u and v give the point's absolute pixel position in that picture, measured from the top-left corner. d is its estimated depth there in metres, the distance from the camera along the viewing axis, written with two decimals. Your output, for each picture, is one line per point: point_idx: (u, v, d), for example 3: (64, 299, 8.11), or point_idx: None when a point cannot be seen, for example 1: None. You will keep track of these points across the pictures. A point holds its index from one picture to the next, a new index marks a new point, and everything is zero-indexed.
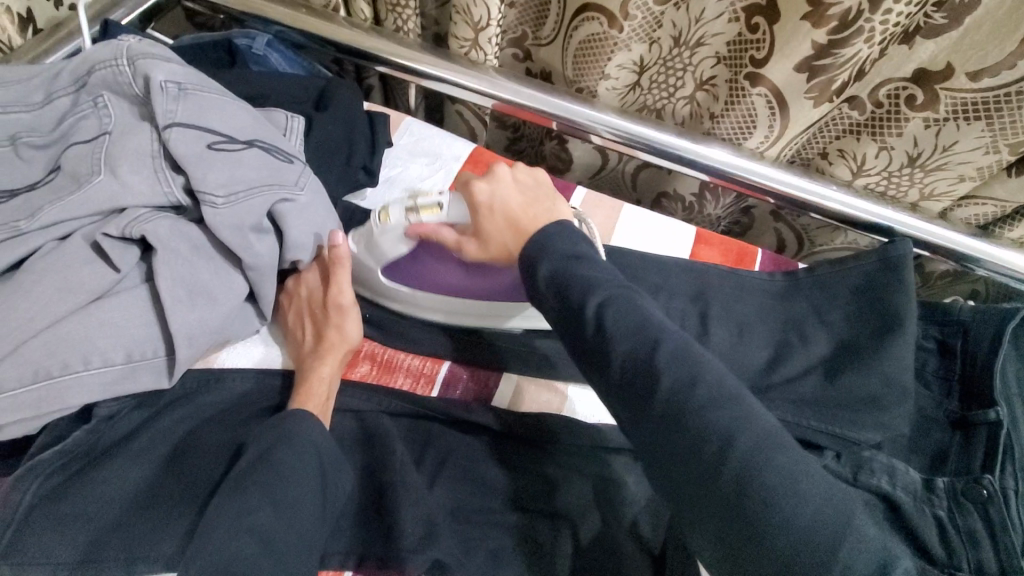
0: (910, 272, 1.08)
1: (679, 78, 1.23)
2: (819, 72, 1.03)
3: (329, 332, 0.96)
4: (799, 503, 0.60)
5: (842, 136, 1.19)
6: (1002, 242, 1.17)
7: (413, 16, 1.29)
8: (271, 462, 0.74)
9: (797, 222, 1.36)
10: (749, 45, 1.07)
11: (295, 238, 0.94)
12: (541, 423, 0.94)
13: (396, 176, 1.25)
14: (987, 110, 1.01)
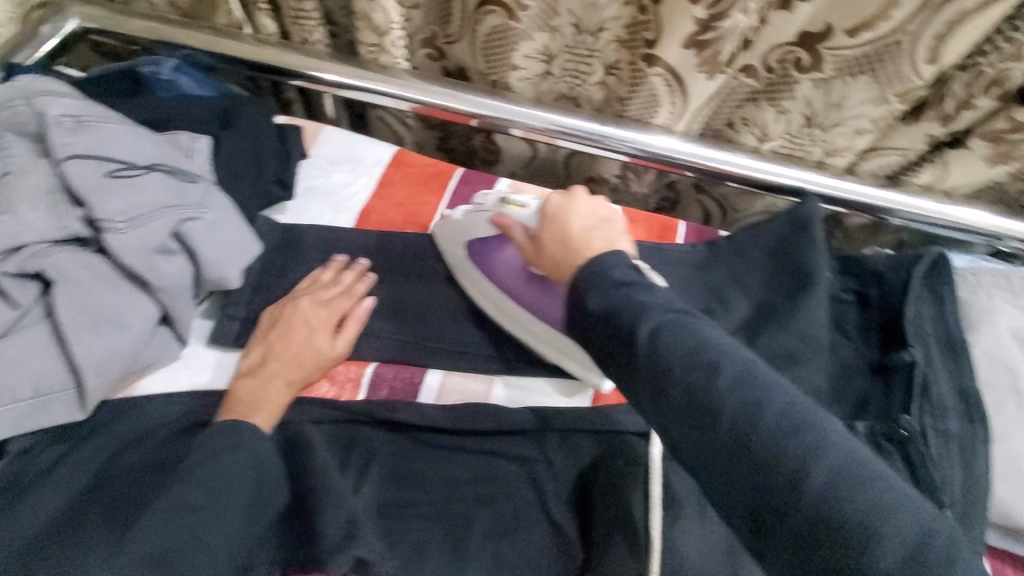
0: (818, 228, 1.10)
1: (588, 65, 1.21)
2: (706, 46, 1.03)
3: (302, 338, 0.98)
4: (879, 511, 0.53)
5: (744, 104, 1.20)
6: (910, 191, 1.18)
7: (316, 27, 1.28)
8: (202, 471, 0.79)
9: (716, 191, 1.40)
10: (640, 25, 1.08)
11: (207, 256, 0.93)
12: (462, 414, 0.94)
13: (317, 186, 1.22)
14: (872, 64, 1.03)
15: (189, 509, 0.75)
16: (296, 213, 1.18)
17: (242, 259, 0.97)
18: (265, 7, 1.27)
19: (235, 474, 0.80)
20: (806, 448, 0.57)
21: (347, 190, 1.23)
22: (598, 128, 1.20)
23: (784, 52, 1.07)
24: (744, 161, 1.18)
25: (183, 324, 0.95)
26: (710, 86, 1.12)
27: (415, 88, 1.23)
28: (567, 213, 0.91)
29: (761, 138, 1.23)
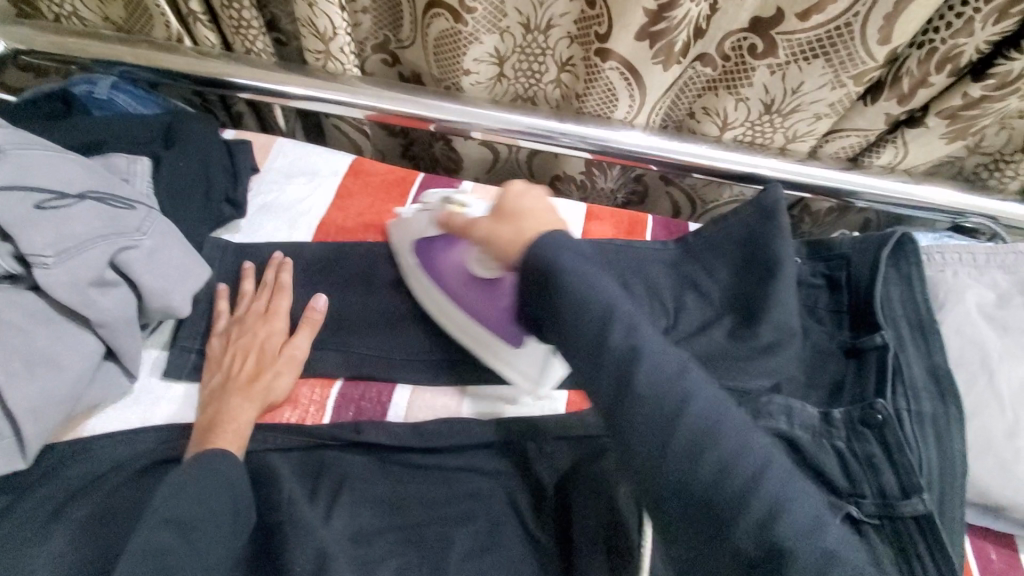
0: (785, 216, 1.03)
1: (541, 63, 1.18)
2: (659, 37, 1.01)
3: (257, 358, 0.95)
4: (766, 526, 0.58)
5: (702, 93, 1.20)
6: (872, 171, 1.17)
7: (259, 36, 1.22)
8: (182, 495, 0.73)
9: (685, 182, 1.37)
10: (590, 21, 1.06)
11: (150, 285, 0.88)
12: (435, 431, 0.91)
13: (272, 202, 1.15)
14: (825, 48, 1.01)
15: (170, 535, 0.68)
16: (247, 233, 1.11)
17: (194, 283, 0.93)
18: (204, 19, 1.21)
19: (214, 502, 0.75)
20: (760, 517, 0.58)
21: (303, 205, 1.15)
22: (558, 127, 1.15)
23: (732, 40, 1.08)
24: (698, 151, 1.15)
25: (131, 358, 0.89)
26: (668, 78, 1.10)
27: (362, 95, 1.16)
28: (520, 207, 0.83)
29: (723, 126, 1.22)
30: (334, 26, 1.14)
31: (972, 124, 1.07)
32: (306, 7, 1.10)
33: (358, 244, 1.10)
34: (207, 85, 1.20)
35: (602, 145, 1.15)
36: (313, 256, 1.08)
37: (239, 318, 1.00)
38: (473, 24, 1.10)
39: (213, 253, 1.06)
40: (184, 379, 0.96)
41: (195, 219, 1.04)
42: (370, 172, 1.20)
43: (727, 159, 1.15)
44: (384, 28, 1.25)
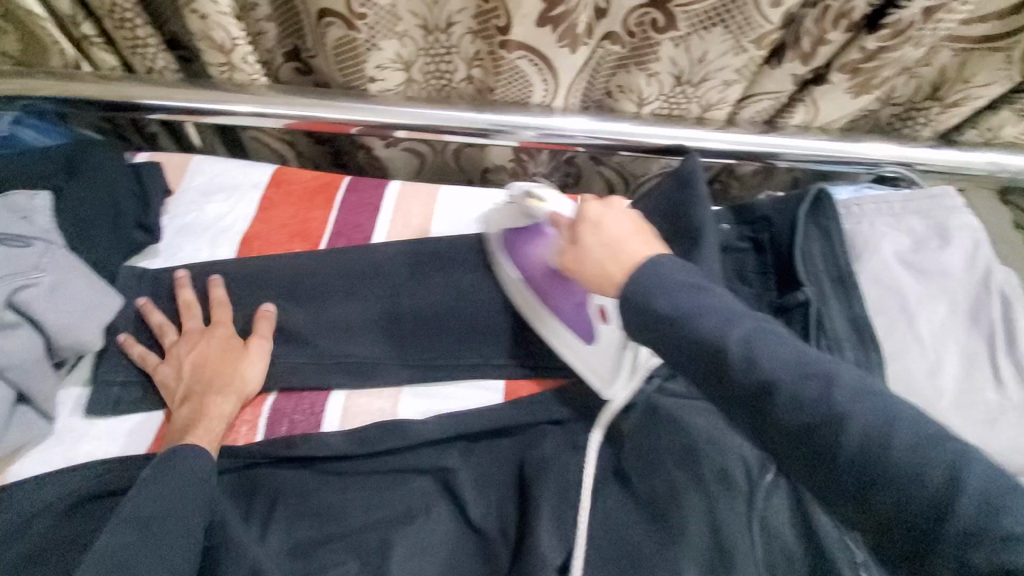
0: (700, 182, 0.97)
1: (449, 62, 1.12)
2: (557, 23, 0.91)
3: (201, 362, 0.87)
4: (954, 487, 0.45)
5: (615, 70, 1.08)
6: (794, 132, 1.06)
7: (158, 53, 1.18)
8: (143, 514, 0.66)
9: (611, 159, 1.30)
10: (488, 15, 0.97)
11: (53, 323, 0.85)
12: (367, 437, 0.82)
13: (193, 222, 1.11)
14: (721, 15, 0.94)
15: (118, 566, 0.61)
16: (166, 254, 1.07)
17: (103, 314, 0.90)
18: (99, 41, 1.17)
19: (178, 523, 0.67)
20: (844, 437, 0.48)
21: (227, 219, 1.11)
22: (482, 118, 1.05)
23: (641, 16, 0.96)
24: (636, 129, 1.05)
25: (43, 398, 0.87)
26: (581, 57, 0.99)
27: (269, 103, 1.07)
28: (591, 238, 0.73)
29: (641, 104, 1.10)
30: (231, 38, 1.05)
31: (877, 78, 0.98)
32: (199, 20, 1.01)
33: (259, 263, 0.97)
34: (112, 111, 1.14)
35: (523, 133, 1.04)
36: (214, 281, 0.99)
37: (180, 336, 0.91)
38: (370, 29, 1.00)
39: (125, 283, 0.98)
40: (108, 411, 0.91)
41: (102, 247, 0.99)
42: (291, 182, 1.13)
43: (655, 133, 1.05)
44: (290, 36, 1.15)
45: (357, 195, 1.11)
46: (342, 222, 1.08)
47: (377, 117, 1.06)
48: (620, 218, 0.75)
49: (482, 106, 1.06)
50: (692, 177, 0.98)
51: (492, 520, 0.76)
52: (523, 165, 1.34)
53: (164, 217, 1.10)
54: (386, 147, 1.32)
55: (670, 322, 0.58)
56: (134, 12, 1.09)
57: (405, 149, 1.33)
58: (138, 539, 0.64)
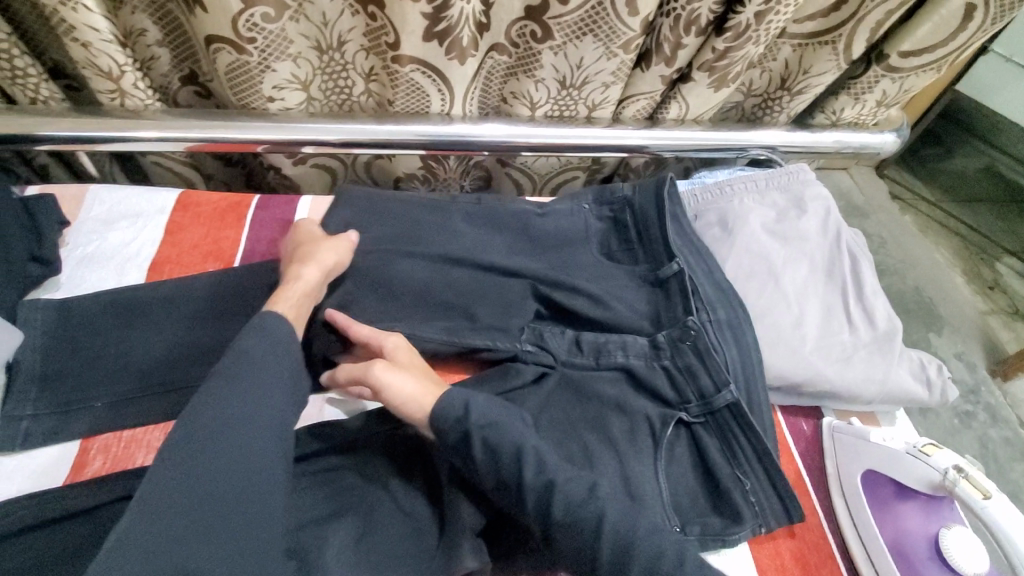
0: (774, 190, 0.75)
1: (524, 90, 0.75)
2: (629, 40, 0.67)
3: (151, 403, 0.57)
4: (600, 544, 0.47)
5: (702, 52, 0.70)
6: (883, 124, 0.87)
7: (39, 75, 0.66)
8: (223, 398, 0.45)
9: (633, 162, 0.89)
10: (377, 32, 0.67)
11: None
12: (381, 485, 0.55)
13: (99, 252, 0.66)
14: (836, 25, 0.70)
15: (219, 458, 0.42)
16: (64, 288, 0.63)
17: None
18: None
19: (270, 399, 0.47)
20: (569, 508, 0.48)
21: (153, 227, 0.69)
22: (520, 135, 0.76)
23: (716, 1, 0.63)
24: (693, 136, 0.79)
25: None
26: (565, 59, 0.70)
27: (162, 129, 0.68)
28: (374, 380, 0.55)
29: (688, 117, 0.81)
30: (123, 64, 0.65)
31: (966, 51, 0.74)
32: (79, 49, 0.62)
33: (151, 283, 0.63)
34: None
35: (575, 139, 0.76)
36: (95, 312, 0.60)
37: (89, 423, 0.56)
38: (263, 52, 0.66)
39: (29, 318, 0.58)
40: (17, 451, 0.54)
41: None
42: (204, 203, 0.72)
43: (711, 152, 0.83)
44: (186, 62, 0.73)
45: (272, 212, 0.73)
46: (273, 240, 0.71)
47: (288, 134, 0.71)
48: (403, 359, 0.57)
49: (531, 119, 0.77)
50: (723, 197, 0.75)
51: (426, 500, 0.55)
52: (497, 185, 0.93)
53: (59, 251, 0.65)
54: (295, 165, 0.83)
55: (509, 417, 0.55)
56: (16, 42, 0.62)
57: (318, 165, 0.84)
58: (235, 402, 0.45)
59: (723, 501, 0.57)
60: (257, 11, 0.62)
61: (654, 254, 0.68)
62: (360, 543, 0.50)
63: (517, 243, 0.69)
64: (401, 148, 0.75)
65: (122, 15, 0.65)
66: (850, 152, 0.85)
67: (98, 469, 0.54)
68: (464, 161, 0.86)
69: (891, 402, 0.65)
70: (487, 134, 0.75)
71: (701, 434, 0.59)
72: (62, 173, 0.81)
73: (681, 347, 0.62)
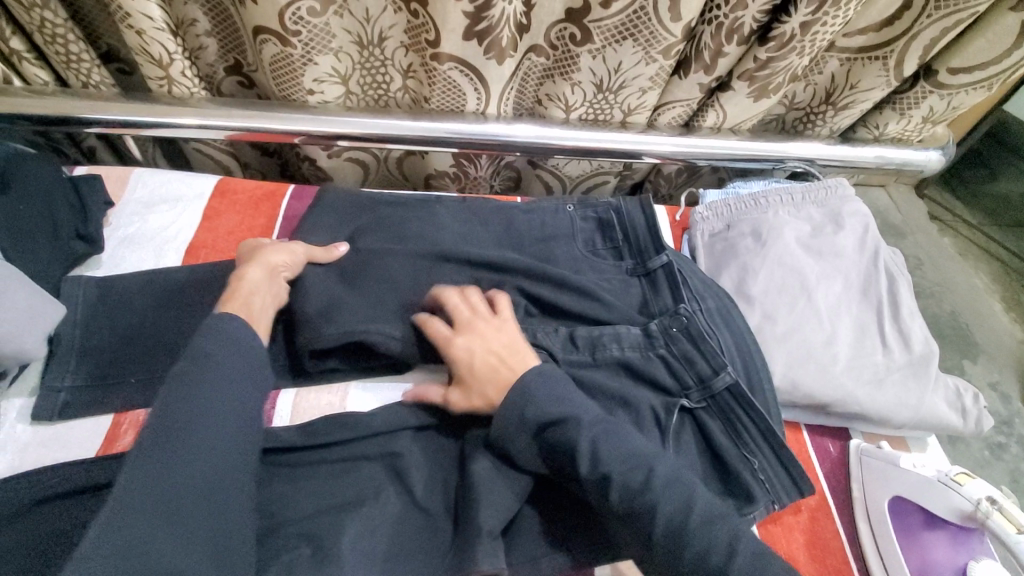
0: (810, 204, 0.74)
1: (560, 92, 0.75)
2: (669, 45, 0.66)
3: None
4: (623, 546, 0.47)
5: (744, 61, 0.69)
6: (927, 141, 0.84)
7: (93, 60, 0.69)
8: (189, 399, 0.45)
9: (665, 169, 0.89)
10: (419, 30, 0.68)
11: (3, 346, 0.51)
12: (400, 476, 0.55)
13: (139, 233, 0.68)
14: (885, 39, 0.69)
15: (193, 455, 0.42)
16: (105, 266, 0.65)
17: (44, 325, 0.54)
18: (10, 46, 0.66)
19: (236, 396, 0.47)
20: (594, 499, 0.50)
21: (192, 211, 0.71)
22: (553, 137, 0.76)
23: (761, 9, 0.62)
24: (728, 144, 0.78)
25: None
26: (603, 63, 0.70)
27: (205, 116, 0.70)
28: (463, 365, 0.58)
29: (725, 125, 0.80)
30: (172, 52, 0.67)
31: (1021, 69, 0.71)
32: (132, 36, 0.64)
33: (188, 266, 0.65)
34: (44, 125, 0.69)
35: (609, 143, 0.76)
36: (133, 292, 0.62)
37: (120, 399, 0.57)
38: (306, 45, 0.67)
39: (71, 293, 0.60)
40: (53, 420, 0.56)
41: (28, 261, 0.59)
42: (241, 190, 0.74)
43: (747, 162, 0.82)
44: (231, 53, 0.75)
45: (306, 202, 0.74)
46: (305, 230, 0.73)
47: (324, 127, 0.72)
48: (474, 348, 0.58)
49: (565, 121, 0.77)
50: (756, 208, 0.73)
51: (443, 495, 0.55)
52: (526, 186, 0.93)
53: (102, 230, 0.67)
54: (330, 158, 0.84)
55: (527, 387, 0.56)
56: (73, 27, 0.64)
57: (352, 159, 0.85)
58: (201, 401, 0.45)
59: (734, 482, 0.56)
60: (304, 5, 0.63)
61: (637, 253, 0.69)
62: (376, 533, 0.51)
63: (541, 252, 0.69)
64: (435, 146, 0.76)
65: (174, 5, 0.67)
66: (891, 169, 0.83)
67: (129, 443, 0.56)
68: (496, 160, 0.87)
69: (924, 428, 0.62)
70: (520, 134, 0.75)
71: (706, 421, 0.59)
72: (109, 156, 0.83)
73: (674, 335, 0.62)
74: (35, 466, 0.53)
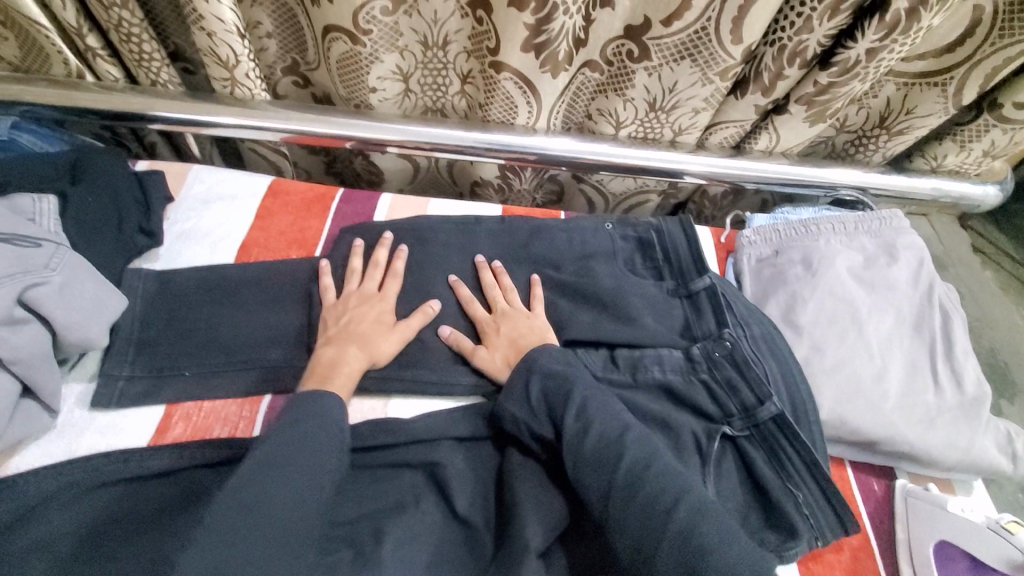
0: (862, 235, 0.72)
1: (612, 108, 0.75)
2: (728, 67, 0.65)
3: (230, 380, 0.60)
4: None
5: (803, 83, 0.68)
6: (985, 175, 0.82)
7: (161, 57, 0.71)
8: (277, 464, 0.47)
9: (711, 190, 0.88)
10: (481, 36, 0.68)
11: (65, 335, 0.52)
12: (440, 485, 0.55)
13: (196, 229, 0.70)
14: (949, 68, 0.67)
15: (267, 503, 0.45)
16: (163, 260, 0.67)
17: (107, 316, 0.56)
18: (88, 43, 0.68)
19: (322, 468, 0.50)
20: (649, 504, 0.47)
21: (245, 211, 0.73)
22: (602, 151, 0.76)
23: (827, 33, 0.62)
24: (779, 168, 0.77)
25: (53, 394, 0.53)
26: (659, 81, 0.70)
27: (263, 117, 0.72)
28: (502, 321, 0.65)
29: (777, 149, 0.79)
30: (240, 54, 0.68)
31: None
32: (202, 36, 0.66)
33: (242, 264, 0.66)
34: (113, 120, 0.71)
35: (657, 161, 0.76)
36: (190, 288, 0.64)
37: (173, 390, 0.59)
38: (374, 44, 0.69)
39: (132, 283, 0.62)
40: (109, 407, 0.57)
41: (93, 251, 0.60)
42: (292, 191, 0.76)
43: (796, 188, 0.80)
44: (293, 54, 0.76)
45: (356, 205, 0.76)
46: None
47: (379, 133, 0.74)
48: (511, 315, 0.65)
49: (614, 137, 0.77)
50: (806, 236, 0.72)
51: (483, 509, 0.55)
52: (568, 199, 0.93)
53: (161, 225, 0.69)
54: (382, 159, 0.85)
55: (565, 402, 0.55)
56: (146, 28, 0.67)
57: (402, 158, 0.86)
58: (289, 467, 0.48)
59: (775, 514, 0.55)
60: (377, 6, 0.65)
61: (680, 274, 0.68)
62: (416, 542, 0.51)
63: (585, 269, 0.69)
64: (483, 156, 0.76)
65: (243, 7, 0.69)
66: (946, 201, 0.81)
67: (179, 436, 0.57)
68: (541, 173, 0.87)
69: (975, 472, 0.60)
70: (569, 147, 0.75)
71: (748, 452, 0.58)
72: (167, 152, 0.86)
73: (717, 360, 0.61)
74: (90, 452, 0.54)
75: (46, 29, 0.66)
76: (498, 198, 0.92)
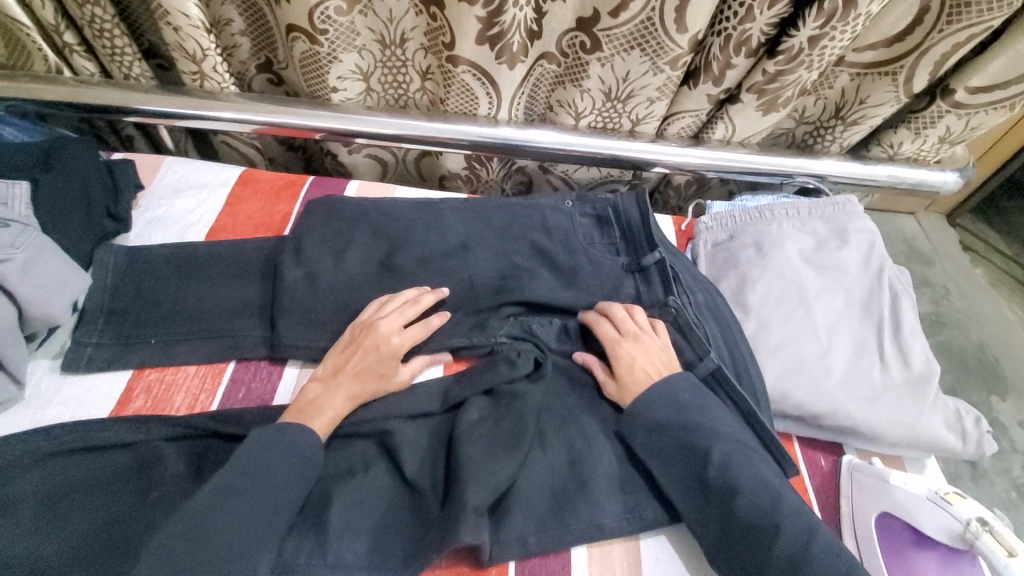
0: (816, 220, 0.74)
1: (569, 99, 0.77)
2: (675, 57, 0.68)
3: (192, 354, 0.62)
4: None
5: (752, 72, 0.70)
6: (945, 162, 0.83)
7: (131, 53, 0.74)
8: (198, 517, 0.45)
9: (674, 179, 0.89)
10: (437, 32, 0.71)
11: (29, 308, 0.55)
12: (390, 453, 0.57)
13: (166, 215, 0.73)
14: (896, 56, 0.69)
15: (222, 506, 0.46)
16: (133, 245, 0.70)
17: (72, 292, 0.59)
18: (61, 38, 0.71)
19: (256, 510, 0.47)
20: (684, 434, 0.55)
21: (215, 198, 0.75)
22: (561, 141, 0.78)
23: (769, 22, 0.64)
24: (736, 156, 0.78)
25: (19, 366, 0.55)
26: (612, 72, 0.72)
27: (232, 110, 0.75)
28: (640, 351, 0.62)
29: (735, 138, 0.81)
30: (206, 48, 0.71)
31: None
32: (170, 32, 0.69)
33: (211, 242, 0.69)
34: (89, 113, 0.74)
35: (615, 150, 0.77)
36: (157, 271, 0.67)
37: (136, 364, 0.61)
38: (332, 44, 0.71)
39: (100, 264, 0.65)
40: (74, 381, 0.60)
41: (63, 234, 0.63)
42: (263, 179, 0.78)
43: (757, 176, 0.82)
44: (263, 51, 0.79)
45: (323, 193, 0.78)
46: None
47: (343, 125, 0.76)
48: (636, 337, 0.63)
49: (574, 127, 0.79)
50: (760, 221, 0.74)
51: (428, 472, 0.57)
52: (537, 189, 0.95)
53: (132, 211, 0.72)
54: (351, 154, 0.87)
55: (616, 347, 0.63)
56: (118, 24, 0.70)
57: (371, 155, 0.89)
58: (213, 517, 0.45)
59: None
60: (331, 5, 0.67)
61: (633, 251, 0.71)
62: (361, 505, 0.53)
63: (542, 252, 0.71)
64: (444, 145, 0.78)
65: (212, 5, 0.72)
66: (906, 187, 0.82)
67: (139, 408, 0.59)
68: (507, 164, 0.89)
69: (922, 449, 0.61)
70: (530, 137, 0.77)
71: None
72: (145, 146, 0.89)
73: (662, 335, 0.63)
74: (53, 422, 0.57)
75: (25, 26, 0.69)
76: (467, 189, 0.94)
